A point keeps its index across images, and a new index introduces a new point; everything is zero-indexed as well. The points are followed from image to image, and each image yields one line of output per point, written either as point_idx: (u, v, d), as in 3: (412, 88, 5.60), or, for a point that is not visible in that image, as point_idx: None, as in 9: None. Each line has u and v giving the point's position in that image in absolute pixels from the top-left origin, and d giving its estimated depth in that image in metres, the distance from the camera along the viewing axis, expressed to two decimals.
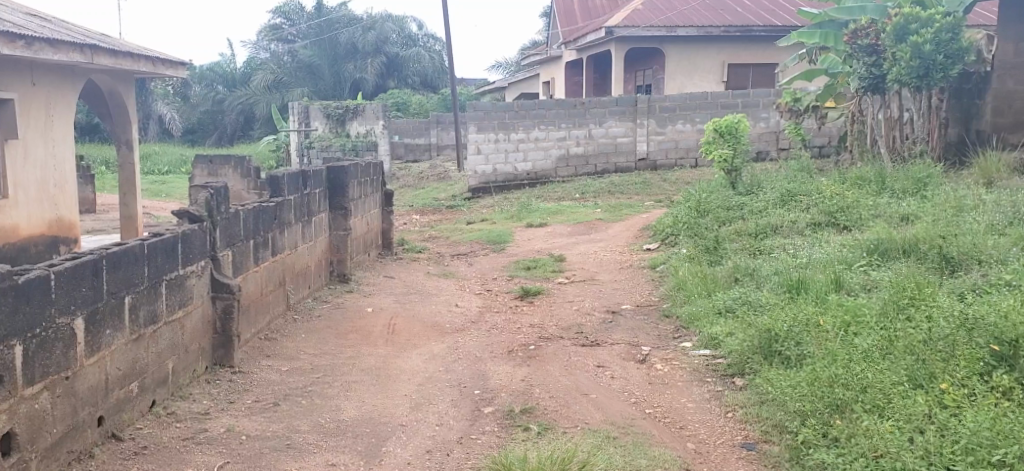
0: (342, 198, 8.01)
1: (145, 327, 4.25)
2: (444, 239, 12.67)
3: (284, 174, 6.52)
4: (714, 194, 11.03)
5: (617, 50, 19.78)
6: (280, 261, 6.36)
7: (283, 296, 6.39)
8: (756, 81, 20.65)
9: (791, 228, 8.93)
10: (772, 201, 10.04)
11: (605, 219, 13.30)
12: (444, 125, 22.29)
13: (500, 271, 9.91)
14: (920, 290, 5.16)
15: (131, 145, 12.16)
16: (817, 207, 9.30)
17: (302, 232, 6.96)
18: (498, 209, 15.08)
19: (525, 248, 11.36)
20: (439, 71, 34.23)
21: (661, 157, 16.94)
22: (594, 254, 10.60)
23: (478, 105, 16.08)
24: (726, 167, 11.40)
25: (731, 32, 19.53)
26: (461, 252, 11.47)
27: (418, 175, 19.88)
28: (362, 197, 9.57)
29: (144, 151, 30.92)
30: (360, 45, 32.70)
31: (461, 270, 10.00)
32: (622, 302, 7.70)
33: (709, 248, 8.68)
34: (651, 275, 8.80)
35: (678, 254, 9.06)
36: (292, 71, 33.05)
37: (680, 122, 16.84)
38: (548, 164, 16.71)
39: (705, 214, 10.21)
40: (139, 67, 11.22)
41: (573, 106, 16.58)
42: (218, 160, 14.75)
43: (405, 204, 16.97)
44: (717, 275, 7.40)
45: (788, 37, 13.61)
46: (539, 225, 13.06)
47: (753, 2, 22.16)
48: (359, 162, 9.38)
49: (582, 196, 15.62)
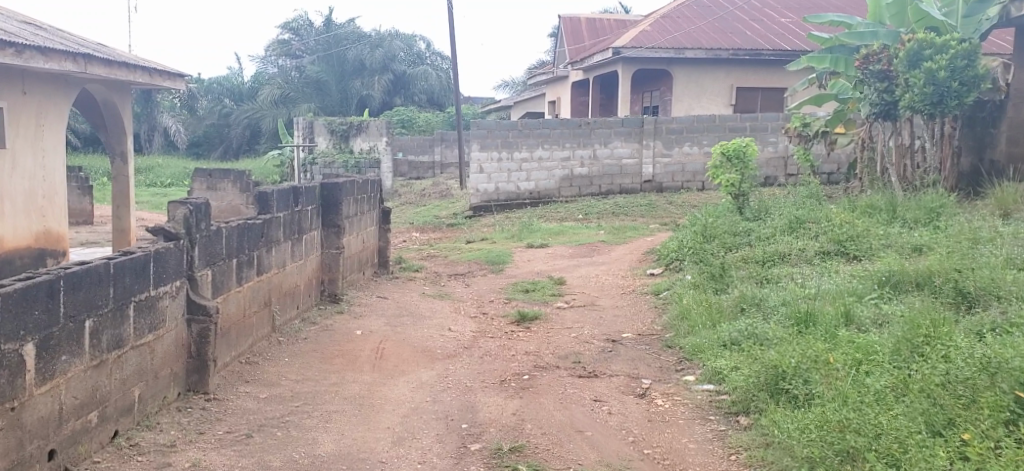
0: (335, 216, 7.75)
1: (108, 352, 3.99)
2: (443, 258, 12.41)
3: (274, 191, 6.28)
4: (720, 219, 10.77)
5: (624, 72, 19.58)
6: (267, 280, 6.10)
7: (268, 317, 6.12)
8: (764, 105, 20.46)
9: (799, 256, 8.69)
10: (780, 229, 9.77)
11: (608, 241, 13.03)
12: (448, 142, 22.07)
13: (497, 293, 9.64)
14: (936, 326, 4.86)
15: (126, 156, 11.95)
16: (826, 235, 9.03)
17: (292, 250, 6.70)
18: (499, 228, 14.83)
19: (524, 269, 11.10)
20: (446, 89, 34.12)
21: (667, 180, 16.70)
22: (595, 278, 10.33)
23: (482, 123, 15.87)
24: (732, 191, 11.14)
25: (739, 55, 19.33)
26: (459, 272, 11.21)
27: (420, 192, 19.65)
28: (358, 215, 9.32)
29: (147, 162, 30.78)
30: (367, 62, 32.64)
31: (458, 292, 9.73)
32: (622, 330, 7.42)
33: (713, 275, 8.40)
34: (653, 302, 8.53)
35: (682, 281, 8.79)
36: (299, 86, 32.97)
37: (687, 144, 16.60)
38: (551, 184, 16.48)
39: (711, 240, 9.95)
40: (135, 77, 11.02)
41: (578, 126, 16.35)
42: (216, 174, 14.55)
43: (405, 221, 16.74)
44: (722, 305, 7.13)
45: (797, 62, 13.39)
46: (540, 246, 12.79)
47: (762, 26, 21.99)
48: (355, 179, 9.12)
49: (585, 217, 15.38)
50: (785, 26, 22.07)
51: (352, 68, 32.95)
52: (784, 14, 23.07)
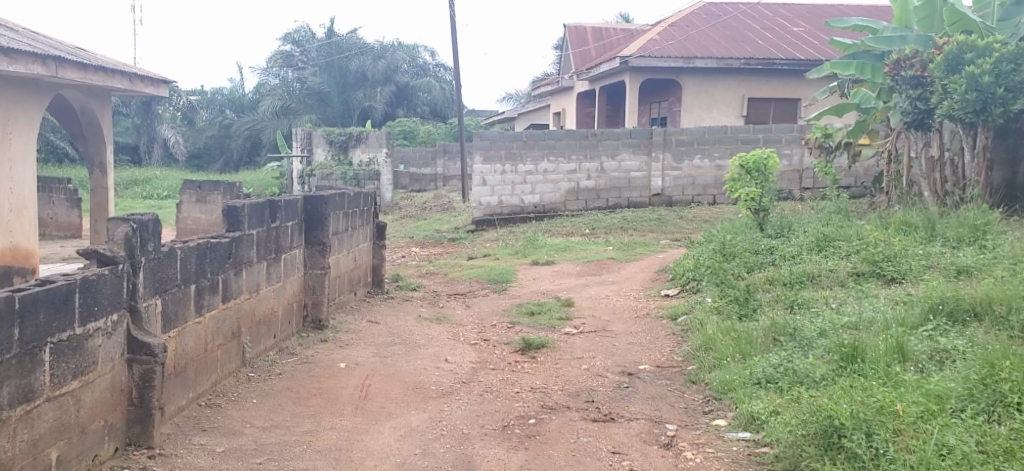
0: (319, 232, 6.99)
1: (12, 408, 3.31)
2: (442, 276, 11.66)
3: (245, 205, 5.53)
4: (740, 237, 10.02)
5: (631, 81, 18.90)
6: (236, 307, 5.37)
7: (237, 349, 5.40)
8: (777, 116, 19.76)
9: (830, 278, 7.94)
10: (806, 248, 9.02)
11: (618, 258, 12.28)
12: (450, 154, 21.34)
13: (500, 315, 8.88)
14: (1020, 371, 4.18)
15: (105, 168, 11.22)
16: (860, 255, 8.29)
17: (267, 272, 5.94)
18: (501, 244, 14.09)
19: (529, 289, 10.33)
20: (449, 100, 33.43)
21: (676, 193, 15.93)
22: (605, 299, 9.56)
23: (485, 133, 15.18)
24: (753, 206, 10.38)
25: (752, 65, 18.57)
26: (459, 292, 10.46)
27: (421, 206, 18.91)
28: (349, 231, 8.58)
29: (144, 174, 30.11)
30: (369, 73, 32.00)
31: (458, 314, 8.97)
32: (638, 362, 6.66)
33: (736, 301, 7.65)
34: (671, 328, 7.75)
35: (701, 306, 8.04)
36: (301, 98, 32.29)
37: (697, 157, 15.85)
38: (556, 197, 15.74)
39: (731, 260, 9.20)
40: (113, 83, 10.31)
41: (584, 137, 15.62)
42: (207, 185, 13.86)
43: (404, 236, 16.00)
44: (750, 335, 6.38)
45: (817, 70, 12.69)
46: (545, 263, 12.03)
47: (775, 34, 21.30)
48: (345, 193, 8.37)
49: (592, 232, 14.66)
50: (798, 35, 21.37)
51: (354, 79, 32.31)
52: (796, 23, 22.38)
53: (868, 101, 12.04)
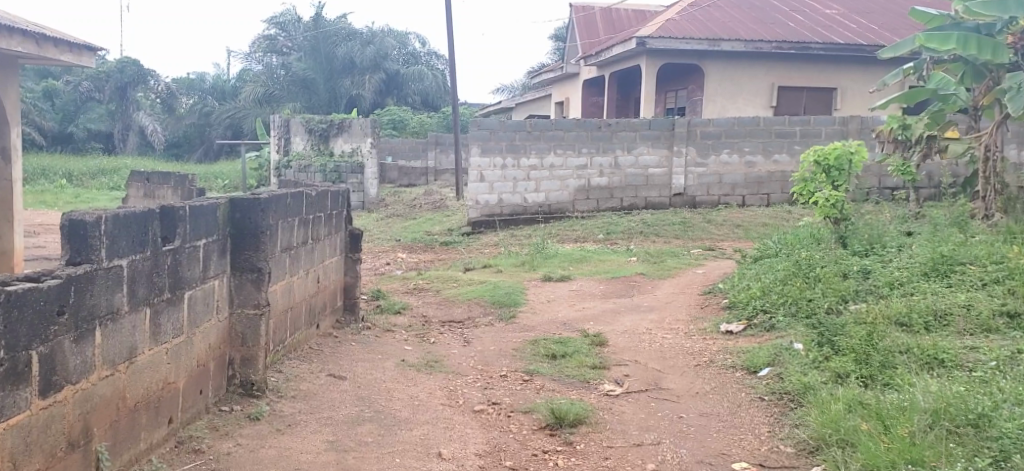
0: (252, 253, 4.77)
1: None
2: (434, 294, 9.36)
3: (102, 218, 3.62)
4: (817, 257, 7.82)
5: (648, 67, 16.66)
6: (79, 398, 3.55)
7: (82, 465, 3.57)
8: (808, 106, 17.57)
9: (976, 325, 5.82)
10: (915, 275, 6.89)
11: (648, 273, 10.02)
12: (444, 146, 19.10)
13: (509, 357, 6.66)
14: None
15: (9, 155, 8.90)
16: (1006, 290, 6.19)
17: (152, 327, 3.99)
18: (504, 250, 11.85)
19: (544, 317, 8.07)
20: (442, 90, 31.52)
21: (700, 193, 13.71)
22: (645, 334, 7.29)
23: (482, 122, 12.94)
24: (832, 213, 8.19)
25: (784, 48, 16.34)
26: (455, 318, 8.15)
27: (409, 203, 16.62)
28: (307, 244, 6.34)
29: (113, 163, 27.58)
30: (357, 59, 29.67)
31: (453, 355, 6.69)
32: (729, 457, 4.46)
33: (849, 354, 5.45)
34: (755, 391, 5.54)
35: (793, 359, 5.86)
36: (285, 85, 29.96)
37: (725, 152, 13.61)
38: (564, 196, 13.50)
39: (819, 292, 7.03)
40: (13, 46, 8.02)
41: (597, 127, 13.35)
42: (156, 177, 11.52)
43: (390, 238, 13.72)
44: (909, 421, 4.16)
45: (890, 49, 10.55)
46: (560, 279, 9.78)
47: (806, 17, 19.26)
48: (302, 194, 6.13)
49: (608, 237, 12.46)
50: (831, 18, 19.37)
51: (340, 66, 29.78)
52: (828, 6, 20.34)
53: (946, 86, 10.11)
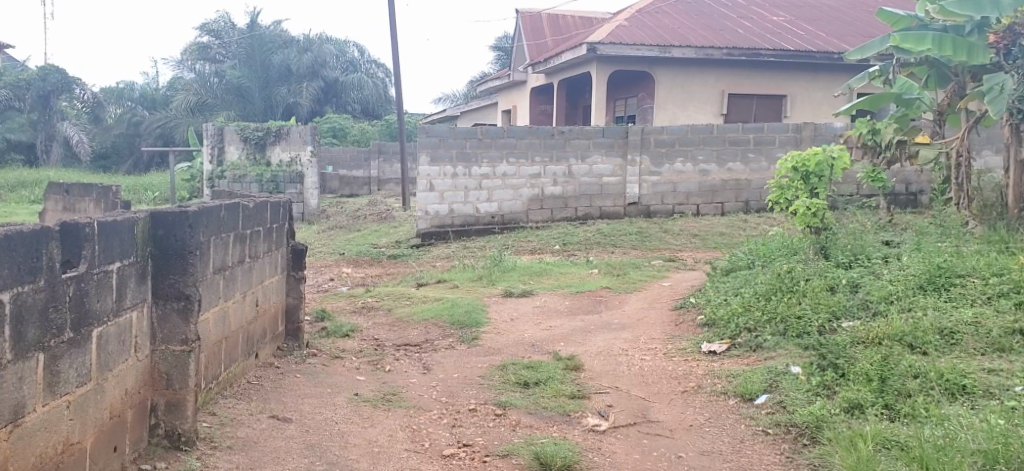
0: (180, 280, 4.13)
1: None
2: (385, 314, 8.60)
3: None
4: (801, 268, 7.28)
5: (598, 73, 16.11)
6: None
7: None
8: (759, 114, 17.22)
9: (989, 346, 5.33)
10: (911, 288, 6.38)
11: (614, 287, 9.41)
12: (386, 155, 18.30)
13: (475, 386, 5.98)
14: None
15: None
16: (1015, 307, 5.72)
17: (47, 375, 3.33)
18: (457, 264, 11.15)
19: (508, 338, 7.40)
20: (382, 99, 30.82)
21: (655, 202, 13.17)
22: (621, 356, 6.67)
23: (430, 128, 12.22)
24: (813, 223, 7.66)
25: (734, 55, 15.94)
26: (411, 341, 7.41)
27: (353, 214, 15.81)
28: (244, 263, 5.58)
29: (35, 176, 26.03)
30: (294, 67, 28.75)
31: (412, 385, 5.98)
32: None
33: (860, 379, 4.89)
34: (756, 421, 4.96)
35: (794, 385, 5.28)
36: (218, 92, 28.54)
37: (679, 161, 13.11)
38: (517, 206, 12.85)
39: (808, 308, 6.47)
40: None
41: (550, 134, 12.72)
42: (77, 189, 10.51)
43: (334, 251, 12.90)
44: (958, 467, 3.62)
45: (856, 50, 10.15)
46: (521, 295, 9.11)
47: (755, 24, 18.97)
48: (238, 206, 5.36)
49: (565, 248, 11.86)
50: (779, 25, 19.14)
51: (277, 74, 28.97)
52: (775, 12, 20.12)
53: (910, 90, 9.72)
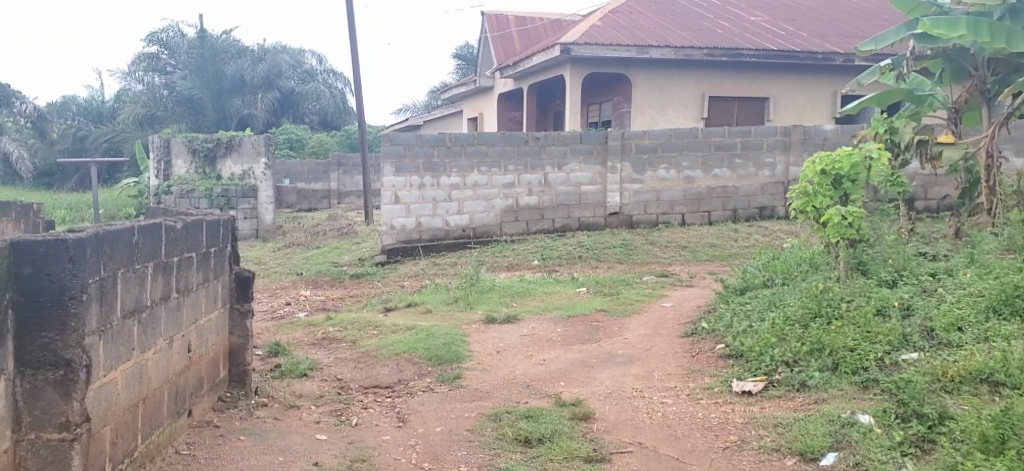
0: (60, 340, 3.51)
1: None
2: (350, 346, 7.39)
3: None
4: (837, 286, 6.23)
5: (573, 76, 15.00)
6: None
7: None
8: (740, 117, 16.21)
9: None
10: (981, 312, 5.40)
11: (608, 309, 8.28)
12: (346, 167, 17.13)
13: (460, 444, 4.82)
14: None
15: None
16: None
17: None
18: (428, 284, 9.98)
19: (495, 376, 6.23)
20: (340, 111, 29.82)
21: (638, 212, 12.09)
22: (635, 399, 5.53)
23: (395, 136, 11.04)
24: (846, 234, 6.64)
25: (715, 55, 14.90)
26: (380, 382, 6.21)
27: (311, 230, 14.52)
28: (172, 299, 4.44)
29: None
30: (248, 77, 27.25)
31: (383, 446, 4.80)
32: None
33: (975, 442, 3.84)
34: None
35: (870, 442, 4.23)
36: (167, 104, 27.05)
37: (663, 167, 12.03)
38: (491, 218, 11.68)
39: (858, 337, 5.42)
40: None
41: (525, 141, 11.60)
42: None
43: (290, 271, 11.62)
44: None
45: (864, 44, 9.16)
46: (504, 322, 7.95)
47: (732, 24, 18.02)
48: (160, 227, 4.27)
49: (545, 263, 10.74)
50: (758, 25, 18.22)
51: (230, 84, 27.35)
52: (752, 12, 19.22)
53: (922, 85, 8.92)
